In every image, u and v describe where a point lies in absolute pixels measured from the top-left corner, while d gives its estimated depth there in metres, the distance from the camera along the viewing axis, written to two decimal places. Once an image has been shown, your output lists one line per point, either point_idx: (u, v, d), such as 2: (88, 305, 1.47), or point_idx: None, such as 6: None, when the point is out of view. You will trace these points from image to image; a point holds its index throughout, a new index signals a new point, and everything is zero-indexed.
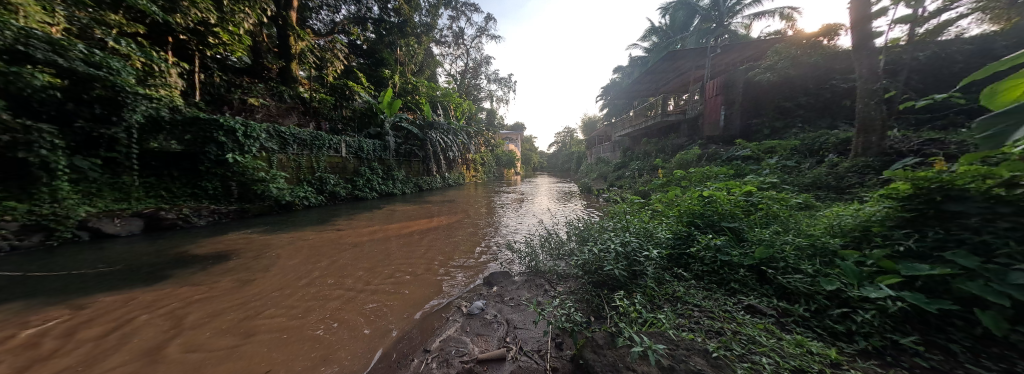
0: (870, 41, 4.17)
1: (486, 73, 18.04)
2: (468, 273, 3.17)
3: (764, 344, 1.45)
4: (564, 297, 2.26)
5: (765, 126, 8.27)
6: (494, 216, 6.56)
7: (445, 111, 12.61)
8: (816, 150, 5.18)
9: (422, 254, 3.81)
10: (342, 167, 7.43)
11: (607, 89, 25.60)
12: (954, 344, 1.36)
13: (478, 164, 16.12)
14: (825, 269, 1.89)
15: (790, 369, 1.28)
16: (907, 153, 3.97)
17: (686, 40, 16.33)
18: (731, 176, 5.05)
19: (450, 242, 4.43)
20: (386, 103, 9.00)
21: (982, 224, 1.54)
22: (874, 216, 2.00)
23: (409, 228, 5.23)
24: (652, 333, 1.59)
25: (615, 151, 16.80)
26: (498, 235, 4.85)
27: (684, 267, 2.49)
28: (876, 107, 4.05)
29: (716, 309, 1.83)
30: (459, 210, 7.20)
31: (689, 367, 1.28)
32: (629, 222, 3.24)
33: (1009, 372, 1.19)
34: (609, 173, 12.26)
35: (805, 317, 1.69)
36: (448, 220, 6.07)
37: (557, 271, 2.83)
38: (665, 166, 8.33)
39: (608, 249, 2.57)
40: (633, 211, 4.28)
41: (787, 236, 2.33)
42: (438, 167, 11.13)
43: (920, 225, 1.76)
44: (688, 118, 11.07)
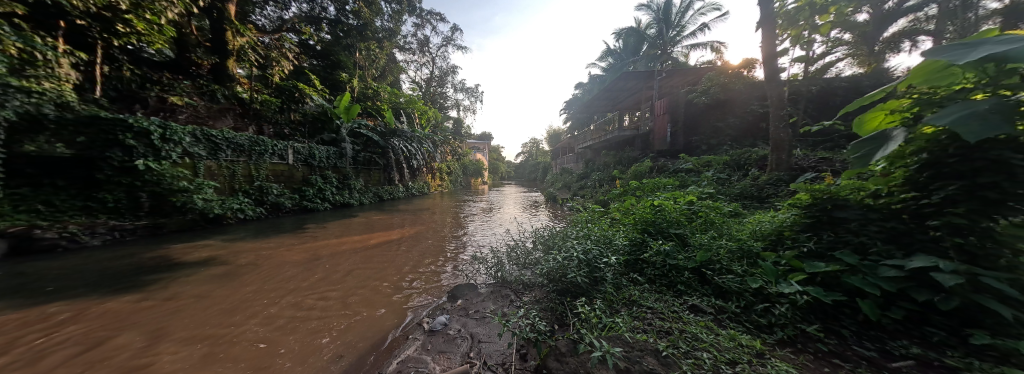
0: (777, 75, 5.00)
1: (452, 82, 17.93)
2: (430, 287, 3.04)
3: (705, 340, 1.60)
4: (529, 306, 2.27)
5: (703, 143, 9.37)
6: (459, 227, 6.39)
7: (409, 118, 12.20)
8: (742, 165, 6.00)
9: (379, 268, 3.57)
10: (288, 175, 6.75)
11: (570, 104, 27.04)
12: (844, 329, 1.63)
13: (444, 173, 15.76)
14: (750, 270, 2.16)
15: (725, 361, 1.43)
16: (806, 169, 4.79)
17: (638, 63, 18.00)
18: (676, 186, 5.60)
19: (410, 254, 4.22)
20: (342, 109, 8.22)
21: (858, 228, 1.88)
22: (785, 222, 2.35)
23: (365, 240, 4.89)
24: (610, 337, 1.66)
25: (578, 162, 17.66)
26: (463, 246, 4.74)
27: (638, 272, 2.67)
28: (783, 129, 4.83)
29: (666, 310, 1.98)
30: (421, 221, 6.94)
31: (642, 368, 1.36)
32: (590, 230, 3.39)
33: (881, 352, 1.46)
34: (572, 183, 12.80)
35: (736, 313, 1.91)
36: (408, 231, 5.80)
37: (522, 280, 2.84)
38: (622, 177, 8.95)
39: (571, 256, 2.65)
40: (594, 219, 4.50)
41: (722, 240, 2.63)
42: (400, 176, 10.66)
43: (818, 229, 2.10)
44: (640, 133, 12.10)
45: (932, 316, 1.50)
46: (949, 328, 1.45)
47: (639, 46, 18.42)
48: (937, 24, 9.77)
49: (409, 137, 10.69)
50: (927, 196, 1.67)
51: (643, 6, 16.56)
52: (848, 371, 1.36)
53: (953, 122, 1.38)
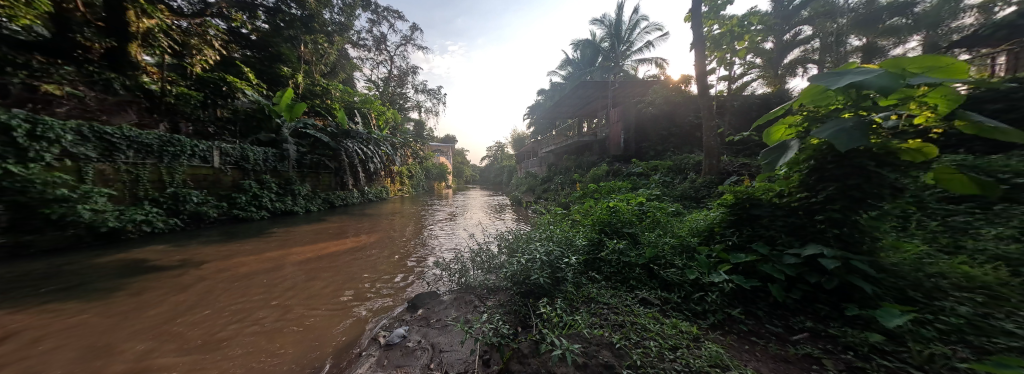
0: (707, 90, 5.69)
1: (412, 82, 17.30)
2: (388, 298, 2.87)
3: (653, 330, 1.74)
4: (494, 310, 2.25)
5: (651, 149, 10.29)
6: (421, 233, 6.13)
7: (365, 119, 11.42)
8: (682, 169, 6.72)
9: (327, 280, 3.26)
10: (214, 180, 5.84)
11: (533, 109, 27.81)
12: (759, 309, 1.90)
13: (404, 176, 15.05)
14: (689, 263, 2.41)
15: (668, 347, 1.57)
16: (730, 173, 5.52)
17: (594, 73, 19.21)
18: (629, 189, 6.05)
19: (364, 264, 3.92)
20: (284, 106, 7.13)
21: (768, 222, 2.22)
22: (716, 220, 2.67)
23: (311, 250, 4.42)
24: (570, 335, 1.72)
25: (541, 166, 18.16)
26: (425, 253, 4.56)
27: (596, 270, 2.82)
28: (713, 138, 5.52)
29: (621, 305, 2.11)
30: (378, 228, 6.51)
31: (599, 362, 1.43)
32: (552, 232, 3.50)
33: (784, 328, 1.73)
34: (537, 186, 13.10)
35: (678, 302, 2.10)
36: (363, 239, 5.39)
37: (487, 285, 2.81)
38: (582, 180, 9.42)
39: (534, 258, 2.68)
40: (557, 222, 4.64)
41: (666, 237, 2.89)
42: (355, 180, 9.91)
43: (739, 225, 2.43)
44: (598, 139, 12.86)
45: (819, 294, 1.82)
46: (831, 303, 1.77)
47: (594, 58, 19.65)
48: (822, 55, 12.03)
49: (365, 139, 9.98)
50: (815, 195, 2.02)
51: (597, 21, 17.72)
52: (762, 346, 1.58)
53: (832, 136, 1.69)
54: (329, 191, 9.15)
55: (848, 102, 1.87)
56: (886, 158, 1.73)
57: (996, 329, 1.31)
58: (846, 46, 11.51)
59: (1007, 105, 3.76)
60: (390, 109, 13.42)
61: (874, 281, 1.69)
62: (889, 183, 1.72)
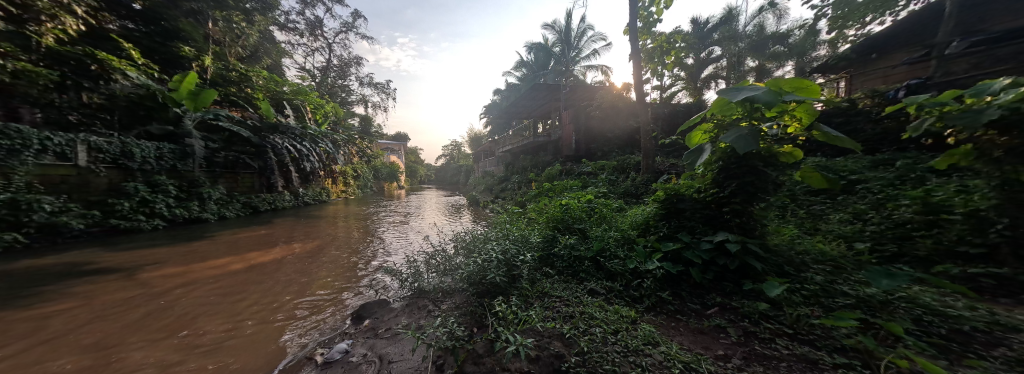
0: (644, 98, 6.32)
1: (356, 74, 15.83)
2: (330, 309, 2.59)
3: (599, 317, 1.87)
4: (449, 314, 2.19)
5: (599, 150, 11.08)
6: (369, 237, 5.67)
7: (298, 112, 10.13)
8: (624, 168, 7.39)
9: (252, 296, 2.82)
10: (81, 184, 4.69)
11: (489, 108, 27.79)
12: (683, 290, 2.19)
13: (348, 176, 13.76)
14: (628, 253, 2.67)
15: (611, 330, 1.72)
16: (663, 172, 6.24)
17: (547, 76, 19.94)
18: (579, 187, 6.44)
19: (299, 275, 3.48)
20: (184, 92, 5.90)
21: (689, 214, 2.55)
22: (650, 214, 2.98)
23: (230, 263, 3.78)
24: (524, 330, 1.76)
25: (499, 165, 18.27)
26: (374, 258, 4.23)
27: (550, 265, 2.94)
28: (649, 141, 6.17)
29: (571, 297, 2.24)
30: (318, 233, 5.85)
31: (552, 352, 1.49)
32: (508, 231, 3.55)
33: (700, 303, 2.03)
34: (494, 185, 13.16)
35: (619, 289, 2.30)
36: (298, 246, 4.79)
37: (442, 288, 2.71)
38: (538, 179, 9.75)
39: (490, 258, 2.66)
40: (513, 220, 4.71)
41: (610, 232, 3.16)
42: (288, 181, 8.74)
43: (668, 217, 2.76)
44: (552, 140, 13.41)
45: (726, 274, 2.17)
46: (734, 280, 2.13)
47: (547, 61, 20.41)
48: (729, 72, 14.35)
49: (298, 134, 8.83)
50: (722, 190, 2.37)
51: (548, 26, 18.38)
52: (684, 321, 1.83)
53: (734, 142, 2.02)
54: (253, 194, 7.89)
55: (745, 113, 2.24)
56: (771, 159, 2.13)
57: (838, 291, 1.73)
58: (746, 66, 13.94)
59: (845, 119, 4.97)
60: (330, 102, 12.13)
61: (763, 260, 2.08)
62: (771, 180, 2.13)
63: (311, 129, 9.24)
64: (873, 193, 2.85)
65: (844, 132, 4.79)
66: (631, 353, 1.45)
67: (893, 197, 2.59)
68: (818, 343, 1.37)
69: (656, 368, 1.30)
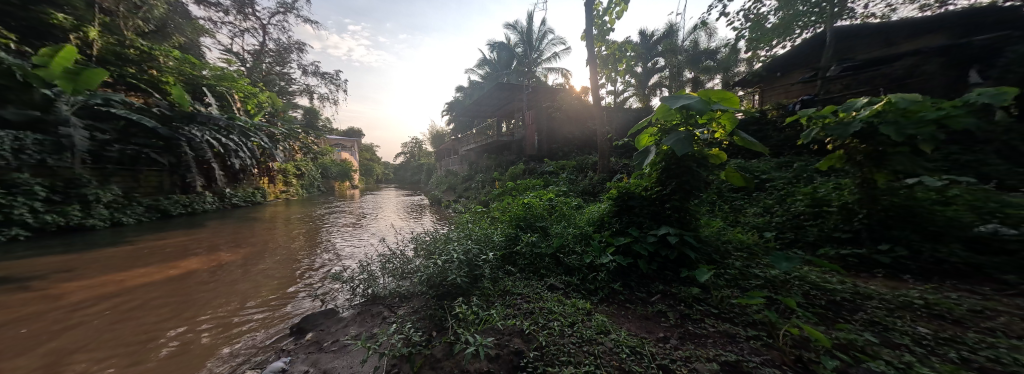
0: (600, 101, 6.69)
1: (298, 61, 14.21)
2: (265, 323, 2.28)
3: (557, 311, 1.93)
4: (406, 319, 2.07)
5: (560, 150, 11.51)
6: (318, 241, 5.15)
7: (222, 100, 8.74)
8: (583, 168, 7.78)
9: (160, 313, 2.36)
10: None
11: (452, 106, 27.08)
12: (632, 281, 2.36)
13: (289, 175, 12.35)
14: (585, 249, 2.80)
15: (568, 323, 1.79)
16: (616, 171, 6.68)
17: (510, 76, 20.04)
18: (541, 186, 6.62)
19: (227, 286, 3.03)
20: (57, 66, 4.66)
21: (638, 211, 2.76)
22: (604, 212, 3.17)
23: (132, 277, 3.15)
24: (484, 330, 1.75)
25: (462, 164, 17.97)
26: (321, 264, 3.85)
27: (512, 263, 2.98)
28: (605, 142, 6.57)
29: (532, 293, 2.28)
30: (252, 239, 5.17)
31: (511, 350, 1.50)
32: (471, 230, 3.50)
33: (646, 292, 2.21)
34: (457, 184, 12.91)
35: (577, 283, 2.42)
36: (225, 255, 4.17)
37: (399, 292, 2.56)
38: (501, 178, 9.80)
39: (451, 259, 2.58)
40: (476, 220, 4.65)
41: (568, 229, 3.29)
42: (212, 180, 7.55)
43: (620, 214, 2.94)
44: (515, 139, 13.56)
45: (668, 264, 2.40)
46: (674, 269, 2.37)
47: (509, 61, 20.48)
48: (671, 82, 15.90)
49: (222, 126, 7.68)
50: (664, 188, 2.60)
51: (509, 25, 18.48)
52: (633, 309, 1.98)
53: (674, 144, 2.23)
54: (158, 195, 6.65)
55: (683, 120, 2.49)
56: (704, 161, 2.41)
57: (752, 274, 2.02)
58: (685, 77, 15.62)
59: (758, 128, 5.84)
60: (264, 91, 10.72)
61: (696, 250, 2.34)
62: (702, 179, 2.42)
63: (240, 121, 8.09)
64: (777, 190, 3.40)
65: (757, 139, 5.62)
66: (585, 343, 1.52)
67: (792, 193, 3.11)
68: (737, 320, 1.59)
69: (606, 355, 1.38)
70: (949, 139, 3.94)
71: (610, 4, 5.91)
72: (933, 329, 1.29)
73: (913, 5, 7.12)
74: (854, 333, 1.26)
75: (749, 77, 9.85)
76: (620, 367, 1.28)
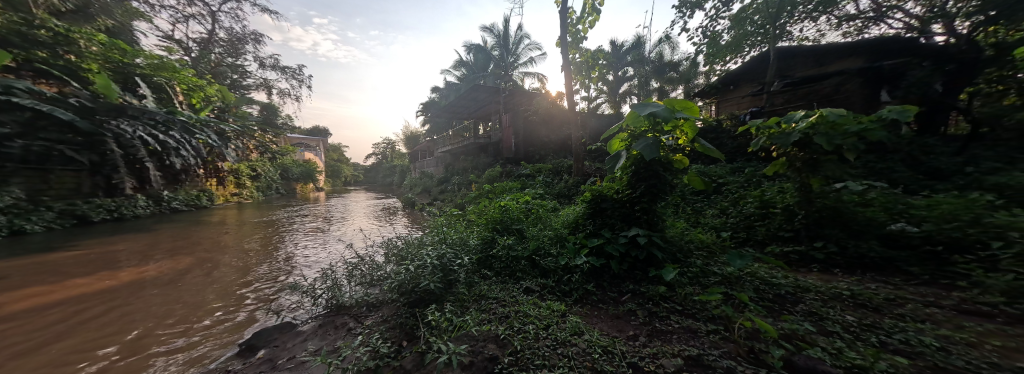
0: (574, 106, 6.88)
1: (255, 52, 13.05)
2: (208, 338, 2.04)
3: (532, 315, 1.93)
4: (374, 329, 1.95)
5: (536, 153, 11.68)
6: (277, 248, 4.74)
7: (159, 93, 7.66)
8: (558, 171, 7.95)
9: (71, 333, 2.02)
10: None
11: (427, 106, 26.46)
12: (604, 281, 2.42)
13: (242, 176, 11.28)
14: (560, 251, 2.83)
15: (543, 326, 1.79)
16: (590, 174, 6.90)
17: (488, 79, 20.00)
18: (518, 189, 6.66)
19: (164, 299, 2.69)
20: None
21: (609, 213, 2.83)
22: (578, 214, 3.22)
23: (38, 295, 2.69)
24: (458, 337, 1.70)
25: (438, 166, 17.58)
26: (280, 272, 3.54)
27: (488, 267, 2.94)
28: (580, 146, 6.75)
29: (508, 297, 2.26)
30: (197, 246, 4.64)
31: (485, 356, 1.47)
32: (446, 234, 3.41)
33: (617, 292, 2.28)
34: (433, 187, 12.60)
35: (552, 285, 2.44)
36: (162, 265, 3.70)
37: (367, 301, 2.41)
38: (478, 181, 9.72)
39: (424, 264, 2.48)
40: (451, 223, 4.54)
41: (544, 232, 3.31)
42: (147, 182, 6.69)
43: (594, 215, 3.00)
44: (492, 142, 13.54)
45: (637, 264, 2.50)
46: (642, 268, 2.47)
47: (486, 64, 20.44)
48: (640, 91, 16.83)
49: (160, 122, 6.92)
50: (634, 191, 2.71)
51: (486, 28, 18.49)
52: (605, 309, 2.04)
53: (643, 150, 2.36)
54: (74, 200, 5.74)
55: (651, 127, 2.64)
56: (669, 166, 2.55)
57: (712, 271, 2.17)
58: (653, 86, 16.61)
59: (715, 135, 6.35)
60: (213, 84, 9.69)
61: (662, 250, 2.47)
62: (667, 182, 2.56)
63: (180, 116, 7.27)
64: (733, 193, 3.69)
65: (714, 146, 6.11)
66: (559, 345, 1.53)
67: (745, 195, 3.40)
68: (698, 315, 1.70)
69: (580, 355, 1.41)
70: (868, 148, 4.54)
71: (583, 14, 6.13)
72: (858, 316, 1.47)
73: (838, 32, 8.19)
74: (795, 323, 1.39)
75: (707, 89, 10.71)
76: (592, 367, 1.30)
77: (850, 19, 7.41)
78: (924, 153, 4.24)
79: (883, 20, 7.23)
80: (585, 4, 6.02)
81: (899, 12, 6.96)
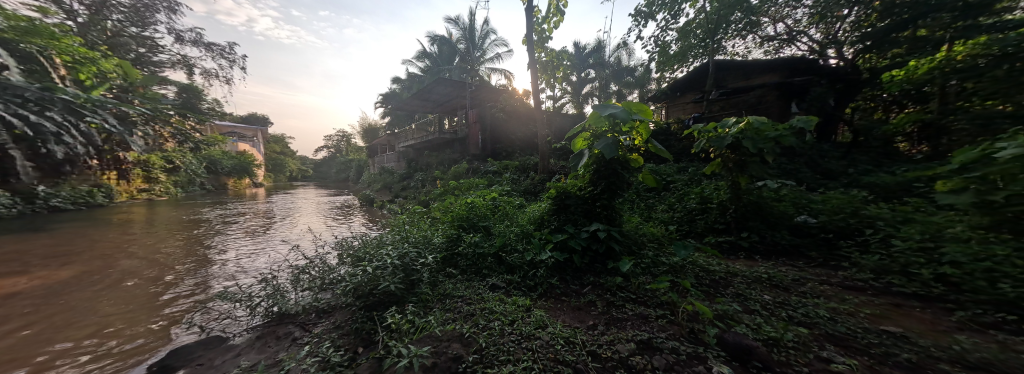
0: (540, 104, 6.99)
1: (169, 23, 10.95)
2: (104, 357, 1.69)
3: (498, 311, 1.93)
4: (324, 338, 1.79)
5: (502, 150, 11.69)
6: (204, 251, 4.11)
7: (27, 63, 5.67)
8: (524, 168, 8.07)
9: None
10: None
11: (388, 98, 24.89)
12: (567, 275, 2.52)
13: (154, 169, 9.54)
14: (525, 247, 2.87)
15: (509, 322, 1.80)
16: (554, 172, 7.10)
17: (453, 72, 19.35)
18: (486, 185, 6.62)
19: (45, 316, 2.19)
20: None
21: (573, 209, 2.93)
22: (543, 211, 3.29)
23: None
24: (420, 339, 1.64)
25: (400, 161, 16.70)
26: (206, 280, 3.06)
27: (453, 265, 2.88)
28: (546, 144, 6.89)
29: (473, 295, 2.23)
30: (93, 252, 3.84)
31: (450, 356, 1.44)
32: (408, 232, 3.25)
33: (578, 285, 2.38)
34: (394, 183, 11.94)
35: (517, 281, 2.47)
36: (41, 276, 3.00)
37: (316, 307, 2.20)
38: (443, 177, 9.45)
39: (383, 265, 2.33)
40: (414, 221, 4.33)
41: (510, 228, 3.34)
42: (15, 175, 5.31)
43: (559, 212, 3.07)
44: (458, 137, 13.22)
45: (597, 258, 2.63)
46: (602, 261, 2.62)
47: (452, 57, 19.80)
48: (601, 93, 17.71)
49: (27, 99, 5.22)
50: (595, 188, 2.84)
51: (451, 20, 17.87)
52: (568, 301, 2.12)
53: (603, 149, 2.50)
54: None
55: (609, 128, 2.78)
56: (627, 165, 2.73)
57: (662, 262, 2.38)
58: (612, 89, 17.60)
59: (665, 137, 6.96)
60: (111, 57, 7.93)
61: (620, 244, 2.65)
62: (624, 179, 2.74)
63: (63, 93, 5.59)
64: (680, 190, 4.07)
65: (664, 147, 6.69)
66: (524, 339, 1.56)
67: (690, 191, 3.77)
68: (649, 302, 1.86)
69: (543, 348, 1.45)
70: (784, 151, 5.35)
71: (548, 14, 6.24)
72: (773, 295, 1.73)
73: (761, 50, 9.45)
74: (726, 305, 1.59)
75: (659, 95, 11.67)
76: (555, 358, 1.34)
77: (770, 40, 8.60)
78: (822, 157, 5.13)
79: (794, 42, 8.52)
80: (550, 4, 6.13)
81: (805, 37, 8.26)
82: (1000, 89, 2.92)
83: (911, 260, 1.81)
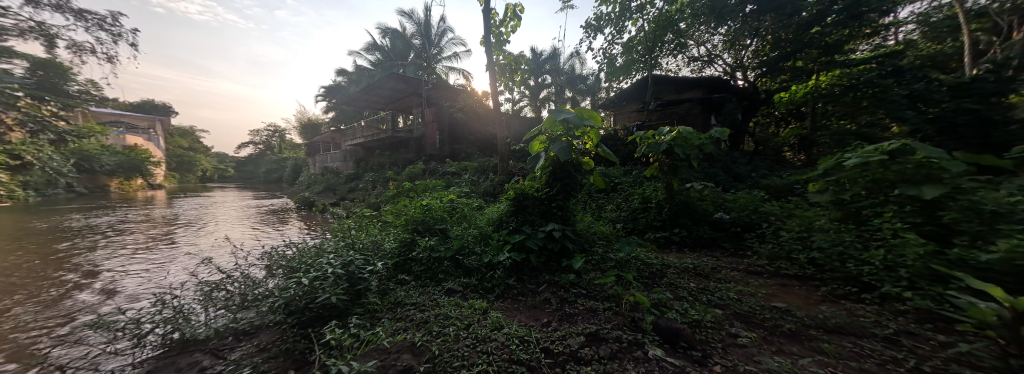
0: (499, 106, 7.01)
1: None
2: None
3: (453, 316, 1.87)
4: (243, 364, 1.53)
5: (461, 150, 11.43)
6: (74, 271, 3.23)
7: None
8: (484, 169, 8.02)
9: None
10: None
11: (333, 91, 22.64)
12: (524, 275, 2.54)
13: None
14: (484, 249, 2.83)
15: (464, 326, 1.76)
16: (513, 174, 7.17)
17: (407, 68, 18.37)
18: (443, 187, 6.39)
19: None
20: None
21: (530, 210, 2.98)
22: (502, 212, 3.28)
23: None
24: (365, 353, 1.51)
25: (348, 161, 15.29)
26: (76, 306, 2.41)
27: (406, 271, 2.72)
28: (505, 146, 6.91)
29: (427, 301, 2.13)
30: None
31: (398, 367, 1.36)
32: (354, 238, 2.97)
33: (535, 284, 2.42)
34: (340, 185, 10.88)
35: (474, 283, 2.42)
36: None
37: (236, 329, 1.88)
38: (397, 178, 8.89)
39: (323, 275, 2.07)
40: (362, 226, 3.98)
41: (468, 231, 3.26)
42: None
43: (517, 212, 3.09)
44: (414, 137, 12.58)
45: (553, 257, 2.71)
46: (557, 260, 2.71)
47: (406, 52, 18.84)
48: (557, 98, 18.50)
49: None
50: (551, 189, 2.92)
51: (405, 13, 16.99)
52: (524, 301, 2.15)
53: (559, 151, 2.61)
54: None
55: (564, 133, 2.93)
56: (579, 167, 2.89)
57: (611, 258, 2.55)
58: (567, 95, 18.48)
59: (613, 142, 7.52)
60: None
61: (573, 242, 2.77)
62: (577, 181, 2.89)
63: None
64: (626, 191, 4.42)
65: (613, 151, 7.22)
66: (479, 343, 1.53)
67: (634, 192, 4.12)
68: (599, 296, 1.98)
69: (498, 350, 1.44)
70: (708, 157, 6.19)
71: (505, 17, 6.32)
72: (699, 283, 1.97)
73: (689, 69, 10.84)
74: (661, 293, 1.78)
75: (608, 103, 12.62)
76: (510, 358, 1.34)
77: (696, 60, 9.92)
78: (736, 162, 6.06)
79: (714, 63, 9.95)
80: (506, 8, 6.22)
81: (721, 61, 9.70)
82: (848, 111, 3.77)
83: (795, 248, 2.23)
